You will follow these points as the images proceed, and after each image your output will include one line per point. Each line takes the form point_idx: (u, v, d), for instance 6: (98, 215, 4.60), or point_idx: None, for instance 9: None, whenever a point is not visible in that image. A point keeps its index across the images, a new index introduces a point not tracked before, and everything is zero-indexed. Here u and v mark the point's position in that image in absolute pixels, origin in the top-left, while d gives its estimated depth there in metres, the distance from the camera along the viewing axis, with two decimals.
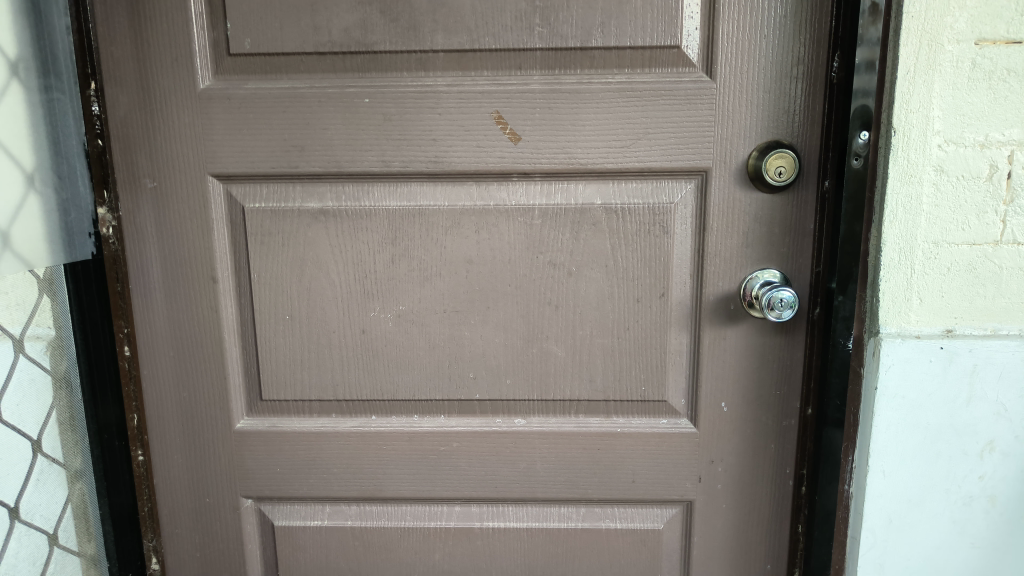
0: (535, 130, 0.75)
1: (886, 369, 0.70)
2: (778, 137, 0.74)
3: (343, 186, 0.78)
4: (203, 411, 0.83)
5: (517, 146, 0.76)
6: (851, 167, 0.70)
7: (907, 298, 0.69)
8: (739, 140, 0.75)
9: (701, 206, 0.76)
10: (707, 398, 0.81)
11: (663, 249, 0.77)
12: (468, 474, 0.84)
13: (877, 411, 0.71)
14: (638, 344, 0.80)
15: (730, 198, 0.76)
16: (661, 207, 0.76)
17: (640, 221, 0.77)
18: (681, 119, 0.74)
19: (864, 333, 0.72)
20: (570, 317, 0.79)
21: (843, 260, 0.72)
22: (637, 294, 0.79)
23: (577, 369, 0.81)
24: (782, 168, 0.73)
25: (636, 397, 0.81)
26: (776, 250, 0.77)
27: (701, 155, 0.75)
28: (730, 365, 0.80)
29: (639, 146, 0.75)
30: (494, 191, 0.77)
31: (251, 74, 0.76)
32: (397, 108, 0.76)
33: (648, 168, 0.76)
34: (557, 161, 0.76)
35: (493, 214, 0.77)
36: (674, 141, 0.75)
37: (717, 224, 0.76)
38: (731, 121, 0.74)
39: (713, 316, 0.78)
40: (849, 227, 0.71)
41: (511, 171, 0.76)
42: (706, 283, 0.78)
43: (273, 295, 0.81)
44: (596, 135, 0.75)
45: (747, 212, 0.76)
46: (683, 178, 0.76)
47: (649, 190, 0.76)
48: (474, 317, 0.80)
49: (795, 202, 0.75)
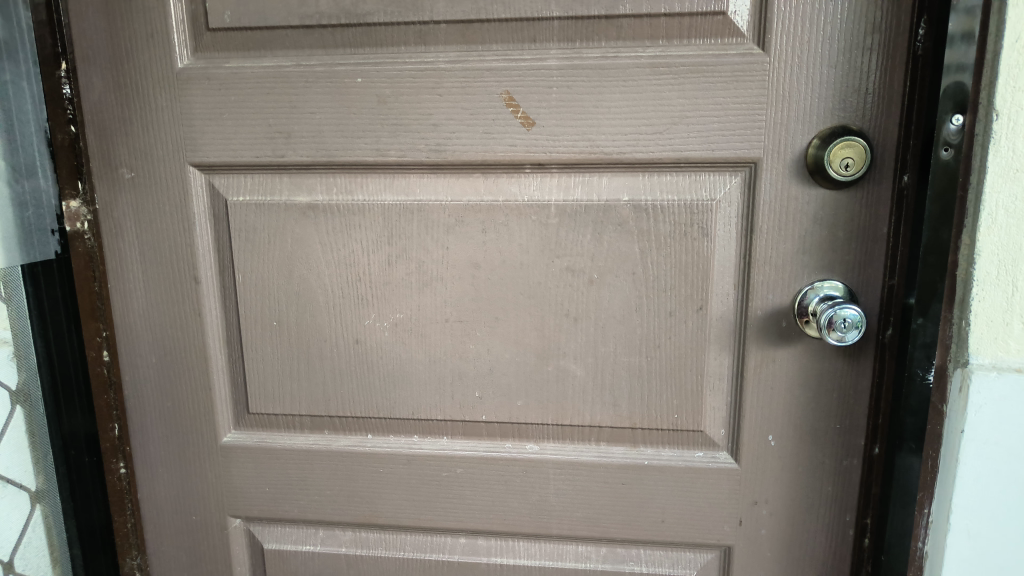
0: (551, 113, 0.64)
1: (975, 408, 0.57)
2: (844, 121, 0.61)
3: (334, 178, 0.69)
4: (187, 422, 0.77)
5: (531, 131, 0.65)
6: (938, 159, 0.56)
7: (1005, 322, 0.56)
8: (796, 124, 0.62)
9: (749, 204, 0.64)
10: (752, 430, 0.69)
11: (702, 254, 0.65)
12: (473, 503, 0.75)
13: (962, 459, 0.58)
14: (670, 365, 0.68)
15: (784, 195, 0.63)
16: (699, 205, 0.64)
17: (674, 221, 0.65)
18: (725, 101, 0.62)
19: (948, 361, 0.59)
20: (591, 332, 0.69)
21: (925, 274, 0.59)
22: (669, 306, 0.67)
23: (598, 392, 0.70)
24: (849, 159, 0.60)
25: (667, 426, 0.70)
26: (840, 257, 0.64)
27: (748, 143, 0.63)
28: (780, 392, 0.67)
29: (675, 132, 0.63)
30: (504, 184, 0.67)
31: (232, 52, 0.68)
32: (393, 89, 0.66)
33: (685, 158, 0.64)
34: (577, 150, 0.65)
35: (502, 211, 0.67)
36: (717, 127, 0.63)
37: (767, 226, 0.64)
38: (788, 101, 0.61)
39: (760, 335, 0.66)
40: (935, 234, 0.57)
41: (523, 161, 0.66)
42: (753, 296, 0.66)
43: (260, 299, 0.73)
44: (622, 119, 0.64)
45: (805, 211, 0.63)
46: (727, 171, 0.64)
47: (685, 185, 0.65)
48: (481, 329, 0.70)
49: (865, 200, 0.62)
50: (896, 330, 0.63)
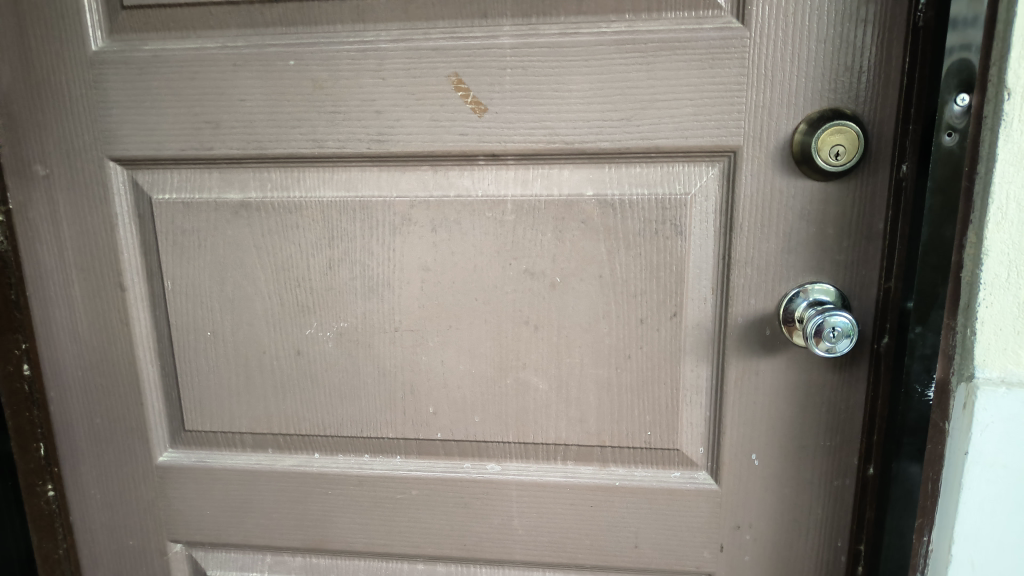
0: (505, 98, 0.57)
1: (981, 427, 0.50)
2: (835, 104, 0.54)
3: (268, 173, 0.62)
4: (120, 441, 0.70)
5: (482, 119, 0.58)
6: (938, 146, 0.49)
7: (1016, 331, 0.49)
8: (780, 108, 0.54)
9: (728, 199, 0.57)
10: (732, 448, 0.62)
11: (676, 255, 0.58)
12: (430, 527, 0.69)
13: (967, 484, 0.51)
14: (643, 377, 0.62)
15: (768, 188, 0.56)
16: (672, 200, 0.57)
17: (644, 218, 0.58)
18: (700, 82, 0.55)
19: (951, 375, 0.52)
20: (555, 341, 0.62)
21: (924, 277, 0.52)
22: (640, 313, 0.60)
23: (564, 407, 0.63)
24: (840, 147, 0.53)
25: (639, 443, 0.64)
26: (829, 257, 0.57)
27: (727, 129, 0.55)
28: (764, 407, 0.61)
29: (643, 118, 0.56)
30: (455, 178, 0.60)
31: (151, 32, 0.60)
32: (329, 72, 0.59)
33: (656, 148, 0.57)
34: (534, 139, 0.58)
35: (453, 208, 0.60)
36: (691, 112, 0.55)
37: (748, 223, 0.57)
38: (771, 82, 0.54)
39: (742, 344, 0.60)
40: (937, 231, 0.51)
41: (474, 153, 0.59)
42: (734, 302, 0.59)
43: (193, 307, 0.66)
44: (584, 104, 0.56)
45: (790, 206, 0.56)
46: (703, 162, 0.57)
47: (656, 178, 0.57)
48: (434, 338, 0.63)
49: (858, 193, 0.55)
50: (893, 340, 0.56)
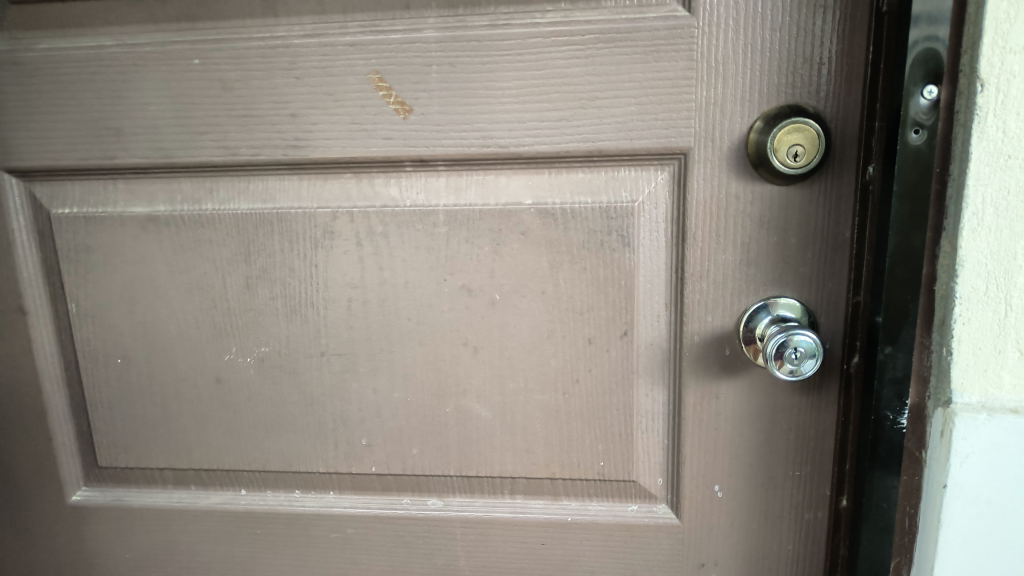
0: (431, 98, 0.52)
1: (960, 457, 0.46)
2: (794, 99, 0.48)
3: (178, 183, 0.57)
4: (28, 479, 0.64)
5: (407, 121, 0.52)
6: (904, 144, 0.44)
7: (996, 350, 0.45)
8: (734, 105, 0.49)
9: (680, 206, 0.52)
10: (693, 479, 0.57)
11: (624, 269, 0.53)
12: (369, 568, 0.63)
13: (947, 519, 0.47)
14: (594, 402, 0.56)
15: (722, 194, 0.51)
16: (618, 208, 0.52)
17: (588, 229, 0.53)
18: (645, 77, 0.50)
19: (926, 399, 0.47)
20: (497, 364, 0.56)
21: (892, 291, 0.47)
22: (588, 333, 0.55)
23: (509, 436, 0.58)
24: (799, 147, 0.48)
25: (592, 475, 0.58)
26: (792, 268, 0.52)
27: (676, 129, 0.50)
28: (726, 433, 0.55)
29: (584, 119, 0.51)
30: (381, 186, 0.54)
31: (43, 30, 0.55)
32: (239, 72, 0.53)
33: (598, 151, 0.51)
34: (465, 143, 0.52)
35: (379, 220, 0.55)
36: (635, 110, 0.50)
37: (702, 232, 0.51)
38: (723, 76, 0.49)
39: (699, 365, 0.54)
40: (904, 240, 0.45)
41: (400, 158, 0.53)
42: (690, 318, 0.53)
43: (101, 332, 0.60)
44: (518, 104, 0.51)
45: (748, 213, 0.51)
46: (651, 165, 0.52)
47: (600, 184, 0.52)
48: (364, 363, 0.58)
49: (820, 198, 0.50)
50: (862, 360, 0.50)
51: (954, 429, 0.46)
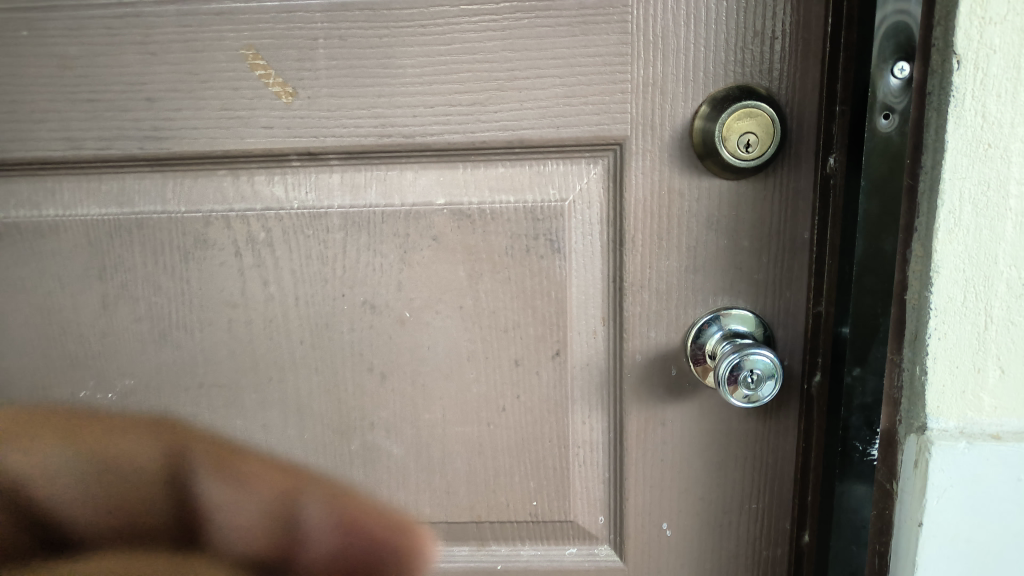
0: (318, 79, 0.43)
1: (938, 491, 0.40)
2: (746, 79, 0.41)
3: (12, 183, 0.46)
4: None
5: (291, 107, 0.44)
6: (873, 133, 0.37)
7: (975, 368, 0.39)
8: (676, 85, 0.42)
9: (617, 205, 0.44)
10: (638, 516, 0.50)
11: (554, 279, 0.45)
12: None
13: (923, 560, 0.41)
14: (524, 433, 0.48)
15: (664, 191, 0.43)
16: (545, 208, 0.44)
17: (511, 233, 0.45)
18: (571, 53, 0.42)
19: (896, 424, 0.41)
20: (410, 393, 0.48)
21: (860, 304, 0.40)
22: (514, 354, 0.47)
23: (426, 475, 0.50)
24: (751, 135, 0.41)
25: (524, 516, 0.50)
26: (744, 275, 0.45)
27: (609, 115, 0.42)
28: (673, 465, 0.48)
29: (501, 103, 0.43)
30: (262, 184, 0.45)
31: None
32: (80, 46, 0.43)
33: (520, 140, 0.43)
34: (361, 132, 0.44)
35: (261, 225, 0.45)
36: (561, 93, 0.42)
37: (643, 235, 0.44)
38: (663, 52, 0.42)
39: (642, 387, 0.47)
40: (874, 244, 0.39)
41: (284, 150, 0.44)
42: (632, 335, 0.46)
43: None
44: (423, 86, 0.43)
45: (693, 212, 0.44)
46: (582, 158, 0.44)
47: (524, 180, 0.44)
48: (252, 395, 0.49)
49: (775, 195, 0.43)
50: (826, 380, 0.44)
51: (931, 458, 0.40)
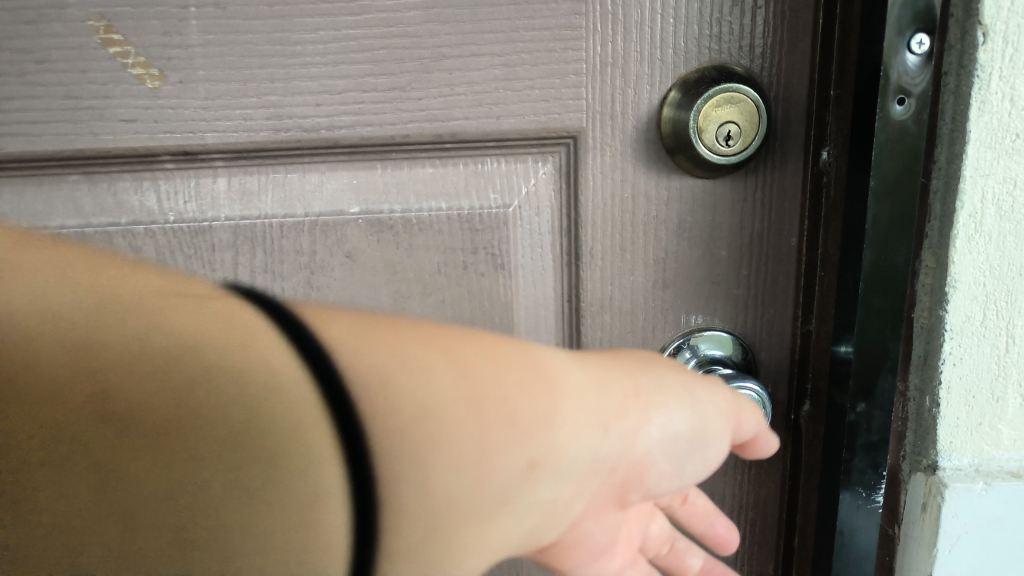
0: (191, 59, 0.34)
1: (951, 540, 0.35)
2: (721, 59, 0.34)
3: None
4: None
5: (157, 94, 0.34)
6: (886, 118, 0.31)
7: (994, 397, 0.34)
8: (637, 66, 0.34)
9: (571, 210, 0.36)
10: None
11: (498, 302, 0.37)
12: None
13: None
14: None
15: (628, 192, 0.36)
16: (484, 216, 0.36)
17: (444, 246, 0.36)
18: (512, 25, 0.34)
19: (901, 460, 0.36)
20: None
21: (867, 325, 0.33)
22: None
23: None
24: (732, 126, 0.33)
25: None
26: (725, 293, 0.37)
27: (559, 102, 0.35)
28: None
29: (426, 88, 0.34)
30: (126, 192, 0.36)
31: None
32: None
33: (451, 134, 0.35)
34: (250, 125, 0.35)
35: (127, 243, 0.36)
36: (500, 74, 0.34)
37: (603, 246, 0.37)
38: (624, 24, 0.34)
39: None
40: (885, 256, 0.32)
41: (151, 149, 0.35)
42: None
43: None
44: (326, 67, 0.34)
45: (663, 219, 0.36)
46: (528, 154, 0.36)
47: (457, 182, 0.36)
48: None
49: (758, 197, 0.36)
50: (821, 415, 0.36)
51: (943, 501, 0.34)
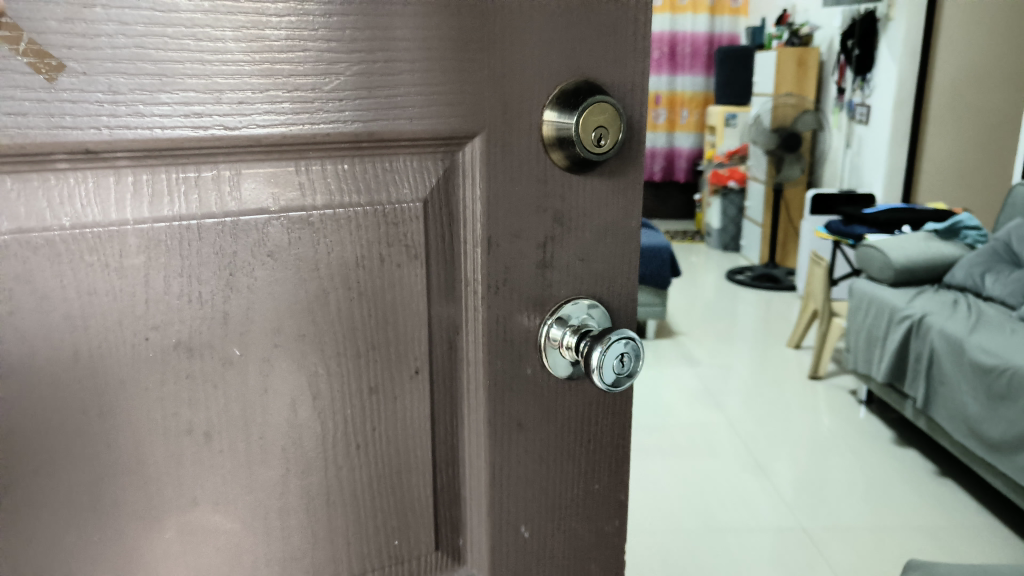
0: (94, 44, 0.31)
1: None
2: (607, 68, 0.38)
3: None
4: None
5: (47, 86, 0.30)
6: None
7: None
8: (537, 72, 0.37)
9: (469, 203, 0.39)
10: (492, 533, 0.44)
11: (405, 286, 0.40)
12: None
13: None
14: (382, 466, 0.42)
15: (518, 178, 0.39)
16: (399, 212, 0.39)
17: (362, 241, 0.38)
18: (423, 39, 0.35)
19: None
20: (247, 448, 0.39)
21: None
22: (368, 373, 0.40)
23: (266, 545, 0.40)
24: (602, 131, 0.36)
25: (381, 559, 0.43)
26: (594, 267, 0.42)
27: (467, 107, 0.37)
28: (532, 480, 0.44)
29: (344, 95, 0.35)
30: (7, 197, 0.32)
31: None
32: None
33: (371, 137, 0.36)
34: (163, 121, 0.33)
35: (13, 254, 0.32)
36: (416, 83, 0.36)
37: (499, 232, 0.39)
38: (517, 38, 0.37)
39: (501, 395, 0.42)
40: None
41: (44, 149, 0.31)
42: (493, 340, 0.41)
43: None
44: (245, 67, 0.33)
45: (548, 203, 0.40)
46: (434, 152, 0.38)
47: (373, 178, 0.38)
48: (14, 501, 0.34)
49: (619, 186, 0.41)
50: None
51: None
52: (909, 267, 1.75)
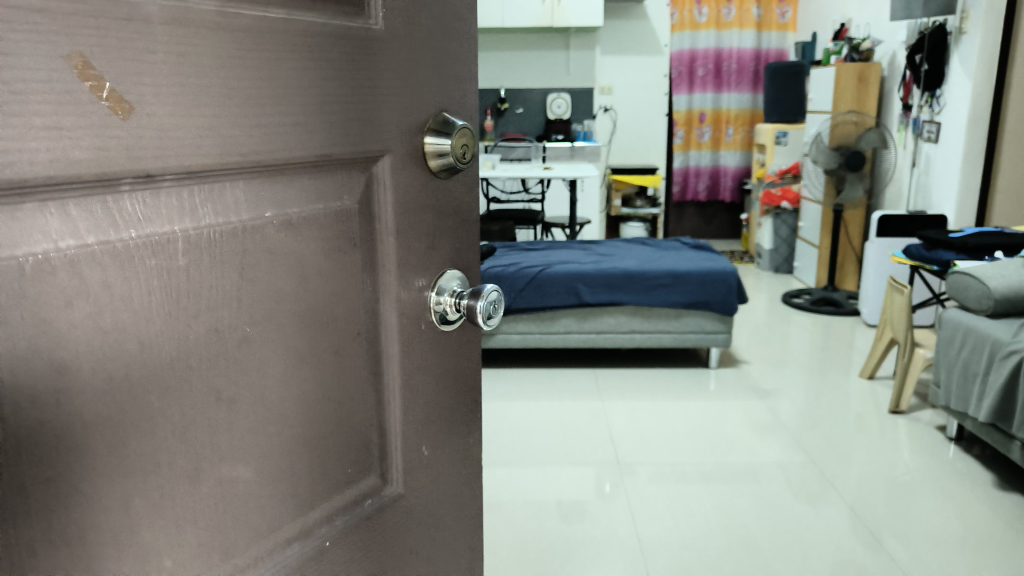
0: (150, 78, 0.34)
1: None
2: (460, 99, 0.51)
3: None
4: None
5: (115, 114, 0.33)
6: None
7: None
8: (421, 104, 0.48)
9: (383, 207, 0.47)
10: (405, 452, 0.52)
11: (346, 270, 0.46)
12: None
13: None
14: (338, 416, 0.47)
15: (409, 187, 0.48)
16: (342, 217, 0.45)
17: (321, 238, 0.44)
18: (356, 87, 0.44)
19: None
20: (253, 419, 0.42)
21: None
22: (329, 337, 0.46)
23: (272, 490, 0.44)
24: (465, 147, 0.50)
25: (338, 484, 0.48)
26: (448, 246, 0.52)
27: (379, 131, 0.46)
28: (425, 411, 0.53)
29: (315, 127, 0.42)
30: (88, 216, 0.33)
31: None
32: None
33: (326, 157, 0.43)
34: (207, 148, 0.37)
35: (98, 264, 0.34)
36: (353, 118, 0.44)
37: (401, 223, 0.48)
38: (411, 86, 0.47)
39: (409, 347, 0.51)
40: None
41: (116, 175, 0.34)
42: (401, 306, 0.49)
43: None
44: (250, 99, 0.38)
45: (427, 202, 0.50)
46: (361, 165, 0.46)
47: (327, 185, 0.44)
48: (89, 488, 0.34)
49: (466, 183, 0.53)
50: None
51: None
52: (1009, 296, 1.64)
